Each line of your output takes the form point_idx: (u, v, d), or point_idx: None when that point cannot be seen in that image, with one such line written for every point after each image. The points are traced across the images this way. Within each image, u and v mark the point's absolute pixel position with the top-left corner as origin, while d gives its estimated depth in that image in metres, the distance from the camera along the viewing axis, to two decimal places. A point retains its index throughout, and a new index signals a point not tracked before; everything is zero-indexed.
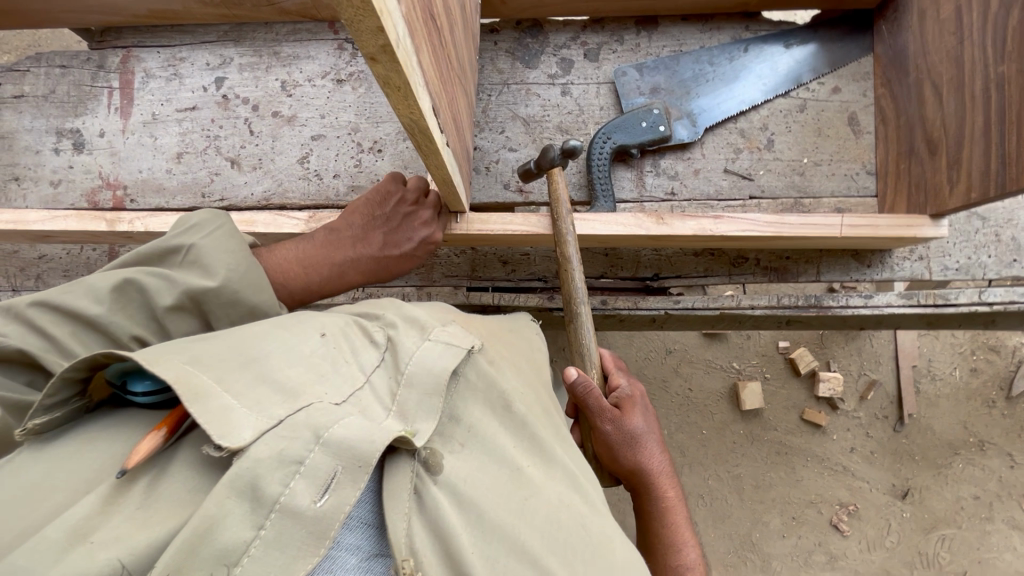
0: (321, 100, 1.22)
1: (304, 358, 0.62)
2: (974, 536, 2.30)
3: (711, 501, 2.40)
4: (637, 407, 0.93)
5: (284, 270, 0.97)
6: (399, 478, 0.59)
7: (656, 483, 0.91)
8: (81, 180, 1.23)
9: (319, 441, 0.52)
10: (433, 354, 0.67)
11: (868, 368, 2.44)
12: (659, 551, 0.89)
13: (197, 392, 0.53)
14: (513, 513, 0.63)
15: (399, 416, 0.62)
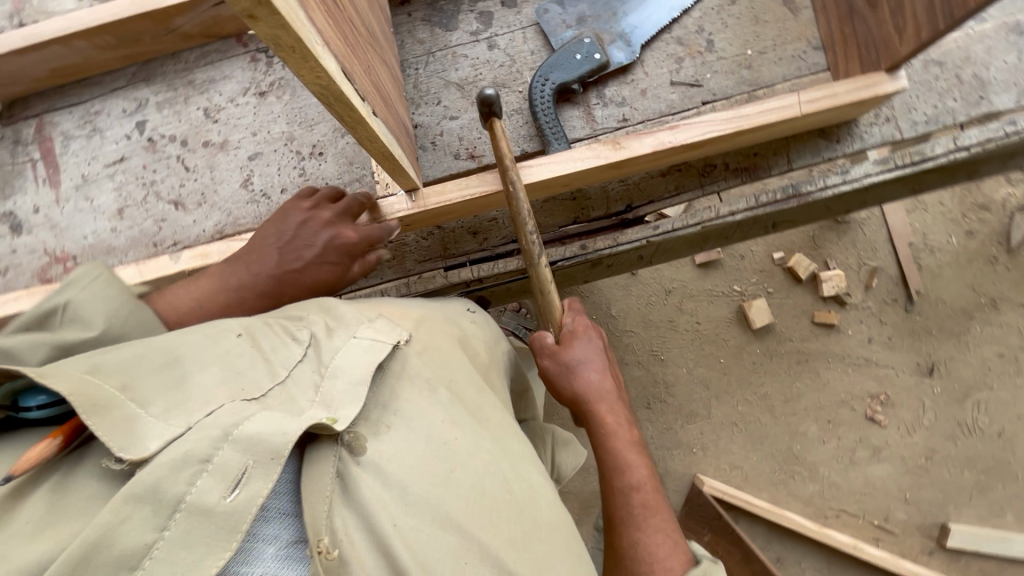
0: (249, 117, 1.18)
1: (217, 360, 0.66)
2: (1007, 393, 2.33)
3: (746, 426, 2.39)
4: (578, 338, 0.95)
5: (177, 304, 0.85)
6: (319, 466, 0.61)
7: (601, 411, 0.92)
8: (28, 261, 1.18)
9: (227, 437, 0.55)
10: (356, 349, 0.72)
11: (867, 257, 2.42)
12: (604, 475, 0.89)
13: (94, 404, 0.55)
14: (438, 479, 0.65)
15: (323, 406, 0.65)
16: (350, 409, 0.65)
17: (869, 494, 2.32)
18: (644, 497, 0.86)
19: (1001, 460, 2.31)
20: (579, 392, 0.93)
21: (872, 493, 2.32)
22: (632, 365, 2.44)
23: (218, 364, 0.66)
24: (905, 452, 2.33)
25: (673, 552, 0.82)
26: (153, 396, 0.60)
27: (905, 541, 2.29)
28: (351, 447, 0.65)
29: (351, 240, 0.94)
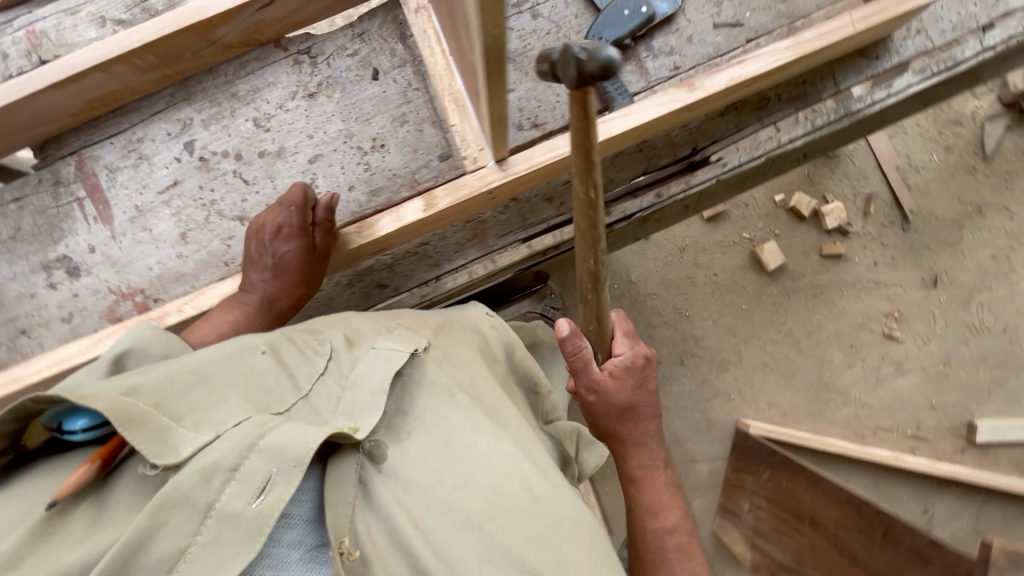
0: (302, 121, 1.16)
1: (243, 376, 0.80)
2: (1004, 290, 2.47)
3: (777, 364, 2.43)
4: (633, 381, 1.04)
5: (198, 330, 1.00)
6: (342, 475, 0.76)
7: (641, 451, 1.10)
8: (93, 303, 1.13)
9: (251, 454, 0.69)
10: (376, 360, 0.89)
11: (860, 185, 2.51)
12: (643, 513, 1.10)
13: (130, 419, 0.67)
14: (448, 469, 0.82)
15: (347, 417, 0.81)
16: (370, 419, 0.81)
17: (898, 407, 2.43)
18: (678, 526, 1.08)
19: (1009, 352, 2.46)
20: (625, 431, 1.08)
21: (901, 406, 2.43)
22: (659, 326, 2.43)
23: (246, 377, 0.80)
24: (924, 361, 2.45)
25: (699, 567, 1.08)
26: (185, 413, 0.72)
27: (937, 445, 2.41)
28: (371, 454, 0.81)
29: (279, 222, 1.02)
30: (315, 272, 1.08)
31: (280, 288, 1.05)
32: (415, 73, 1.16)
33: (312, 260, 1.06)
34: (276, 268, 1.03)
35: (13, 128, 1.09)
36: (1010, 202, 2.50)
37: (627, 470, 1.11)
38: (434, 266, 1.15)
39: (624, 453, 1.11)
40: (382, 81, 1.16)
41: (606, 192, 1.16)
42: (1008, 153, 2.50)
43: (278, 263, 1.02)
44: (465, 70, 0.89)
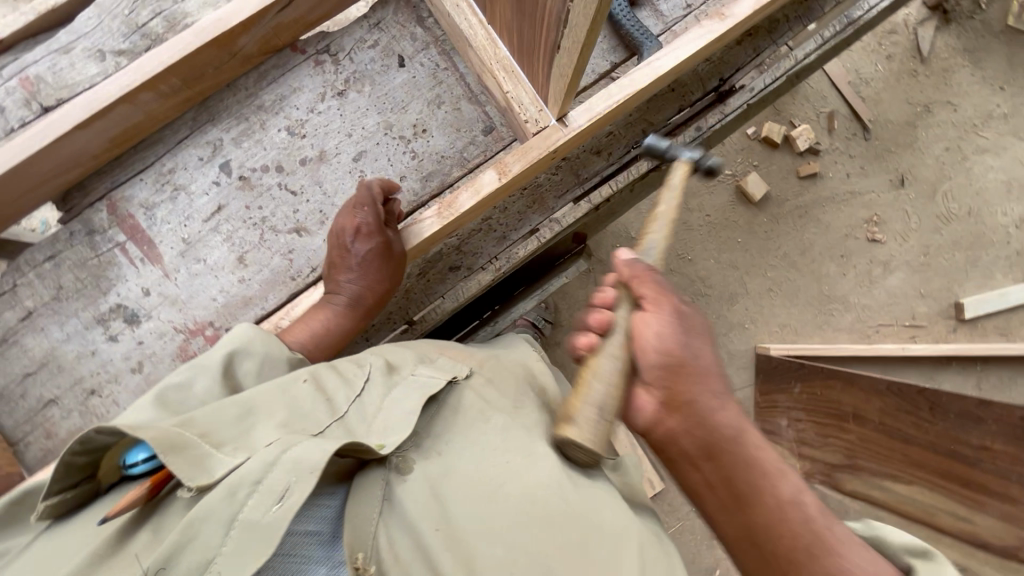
0: (337, 121, 1.14)
1: (287, 403, 0.81)
2: (964, 178, 2.50)
3: (781, 288, 2.46)
4: (689, 329, 0.83)
5: (294, 331, 1.03)
6: (368, 491, 0.76)
7: (723, 440, 0.80)
8: (162, 346, 1.08)
9: (267, 473, 0.67)
10: (408, 386, 0.86)
11: (820, 105, 2.53)
12: (773, 523, 0.77)
13: (176, 445, 0.69)
14: (482, 475, 0.80)
15: (379, 432, 0.80)
16: (397, 436, 0.79)
17: (894, 303, 2.44)
18: (811, 533, 0.75)
19: (980, 235, 2.48)
20: (693, 409, 0.81)
21: (895, 301, 2.44)
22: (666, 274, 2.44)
23: (287, 406, 0.80)
24: (908, 256, 2.46)
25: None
26: (227, 439, 0.73)
27: (933, 328, 2.42)
28: (398, 469, 0.79)
29: (357, 222, 1.01)
30: (395, 270, 1.07)
31: (365, 286, 1.05)
32: (440, 53, 1.16)
33: (392, 255, 1.05)
34: (359, 265, 1.03)
35: (35, 182, 1.01)
36: (951, 96, 2.53)
37: (708, 475, 0.81)
38: (501, 239, 1.15)
39: (701, 447, 0.81)
40: (409, 67, 1.15)
41: (649, 134, 1.19)
42: (942, 54, 2.55)
43: (359, 261, 1.02)
44: (519, 31, 0.89)
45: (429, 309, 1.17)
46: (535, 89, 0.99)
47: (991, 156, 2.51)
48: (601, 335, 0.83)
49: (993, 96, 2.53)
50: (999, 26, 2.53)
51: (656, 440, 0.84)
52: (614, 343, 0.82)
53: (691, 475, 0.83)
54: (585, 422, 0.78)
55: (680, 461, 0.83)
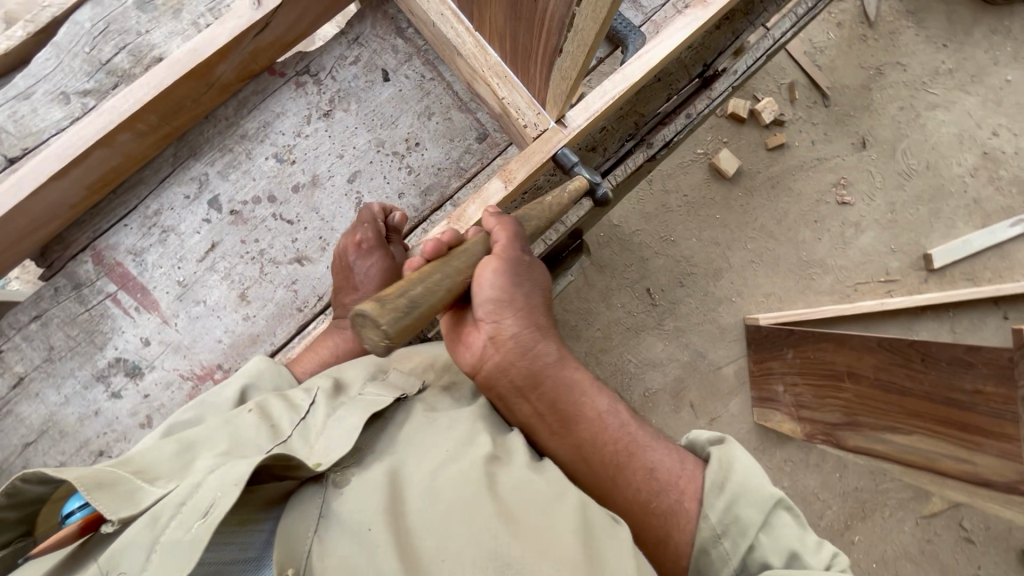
0: (326, 143, 1.10)
1: (230, 435, 0.83)
2: (920, 134, 2.60)
3: (762, 258, 2.53)
4: (525, 276, 0.82)
5: (303, 360, 1.01)
6: (305, 509, 0.74)
7: (548, 367, 0.82)
8: (169, 397, 1.03)
9: (191, 497, 0.70)
10: (355, 400, 0.85)
11: (780, 77, 2.59)
12: (591, 435, 0.81)
13: (109, 480, 0.73)
14: (422, 472, 0.76)
15: (319, 446, 0.79)
16: (337, 451, 0.77)
17: (868, 261, 2.53)
18: (627, 438, 0.82)
19: (941, 187, 2.58)
20: (516, 341, 0.81)
21: (869, 259, 2.53)
22: (651, 257, 2.48)
23: (231, 437, 0.82)
24: (876, 215, 2.56)
25: (687, 474, 0.79)
26: (163, 475, 0.76)
27: (908, 281, 2.51)
28: (335, 484, 0.76)
29: (358, 239, 1.00)
30: (399, 284, 1.04)
31: (374, 304, 1.01)
32: (424, 63, 1.13)
33: (397, 269, 1.03)
34: (365, 282, 0.99)
35: (11, 241, 0.94)
36: (901, 56, 2.63)
37: (536, 405, 0.83)
38: None
39: (528, 377, 0.82)
40: (394, 80, 1.12)
41: (641, 126, 1.19)
42: (887, 17, 2.64)
43: (366, 279, 0.99)
44: (511, 32, 0.87)
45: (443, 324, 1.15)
46: (531, 92, 0.98)
47: (944, 111, 2.62)
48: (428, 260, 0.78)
49: (938, 54, 2.63)
50: None
51: (486, 379, 0.83)
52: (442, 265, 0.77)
53: (521, 409, 0.84)
54: (391, 304, 0.67)
55: (509, 397, 0.84)
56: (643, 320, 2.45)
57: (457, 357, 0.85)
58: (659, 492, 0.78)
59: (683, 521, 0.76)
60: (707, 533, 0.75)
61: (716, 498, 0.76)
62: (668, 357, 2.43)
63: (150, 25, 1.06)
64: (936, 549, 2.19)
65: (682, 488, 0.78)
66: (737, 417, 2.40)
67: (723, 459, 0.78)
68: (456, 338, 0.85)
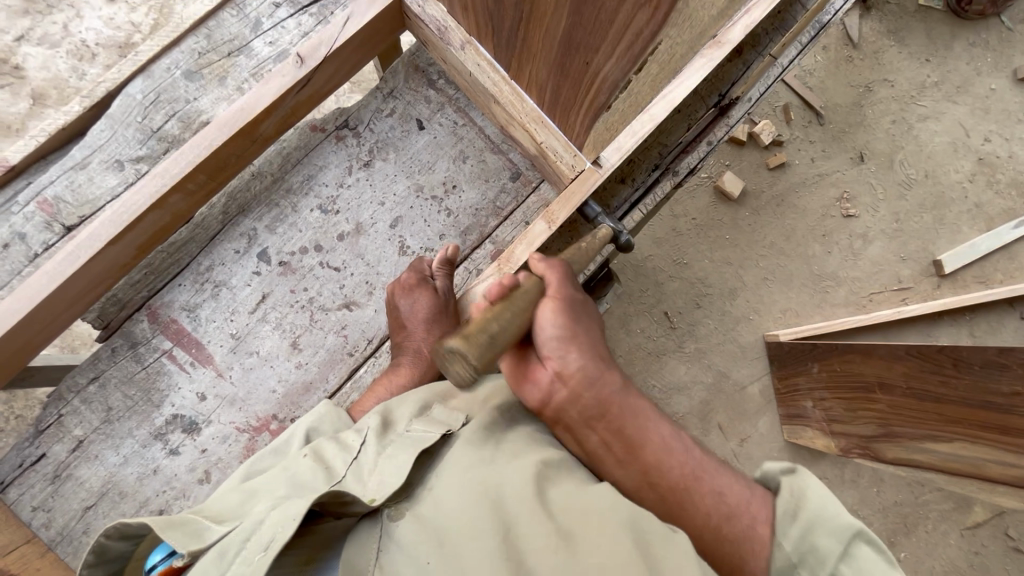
0: (367, 192, 1.14)
1: (290, 477, 0.82)
2: (915, 145, 2.68)
3: (775, 275, 2.56)
4: (580, 307, 0.85)
5: (362, 401, 1.01)
6: (364, 542, 0.74)
7: (613, 395, 0.82)
8: (226, 450, 1.04)
9: (253, 533, 0.71)
10: (404, 435, 0.84)
11: (774, 100, 2.70)
12: (663, 466, 0.80)
13: (177, 523, 0.75)
14: (466, 494, 0.74)
15: (371, 481, 0.78)
16: (390, 485, 0.76)
17: (880, 271, 2.56)
18: (693, 464, 0.81)
19: (942, 194, 2.64)
20: (583, 372, 0.81)
21: (881, 268, 2.56)
22: (666, 281, 2.52)
23: (290, 479, 0.82)
24: (882, 225, 2.60)
25: (758, 501, 0.77)
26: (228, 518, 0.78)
27: (920, 288, 2.54)
28: (391, 518, 0.75)
29: (402, 280, 1.05)
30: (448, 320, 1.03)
31: (425, 339, 1.03)
32: (456, 111, 1.18)
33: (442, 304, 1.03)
34: (417, 317, 1.03)
35: (66, 304, 0.96)
36: (887, 73, 2.74)
37: (604, 434, 0.81)
38: None
39: (595, 407, 0.81)
40: (428, 128, 1.17)
41: (664, 156, 1.24)
42: (870, 38, 2.76)
43: (415, 314, 1.02)
44: (557, 88, 0.90)
45: None
46: (568, 135, 1.01)
47: (936, 121, 2.70)
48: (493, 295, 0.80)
49: (922, 69, 2.74)
50: (913, 7, 2.78)
51: (553, 412, 0.82)
52: (509, 298, 0.78)
53: (589, 440, 0.82)
54: (469, 334, 0.72)
55: (577, 428, 0.82)
56: (663, 343, 2.48)
57: (521, 394, 0.84)
58: (730, 519, 0.75)
59: (759, 551, 0.73)
60: (782, 563, 0.73)
61: (791, 526, 0.73)
62: (693, 380, 2.45)
63: (198, 93, 1.11)
64: (987, 562, 2.12)
65: (755, 514, 0.76)
66: (766, 437, 2.39)
67: (795, 489, 0.75)
68: (519, 374, 0.84)
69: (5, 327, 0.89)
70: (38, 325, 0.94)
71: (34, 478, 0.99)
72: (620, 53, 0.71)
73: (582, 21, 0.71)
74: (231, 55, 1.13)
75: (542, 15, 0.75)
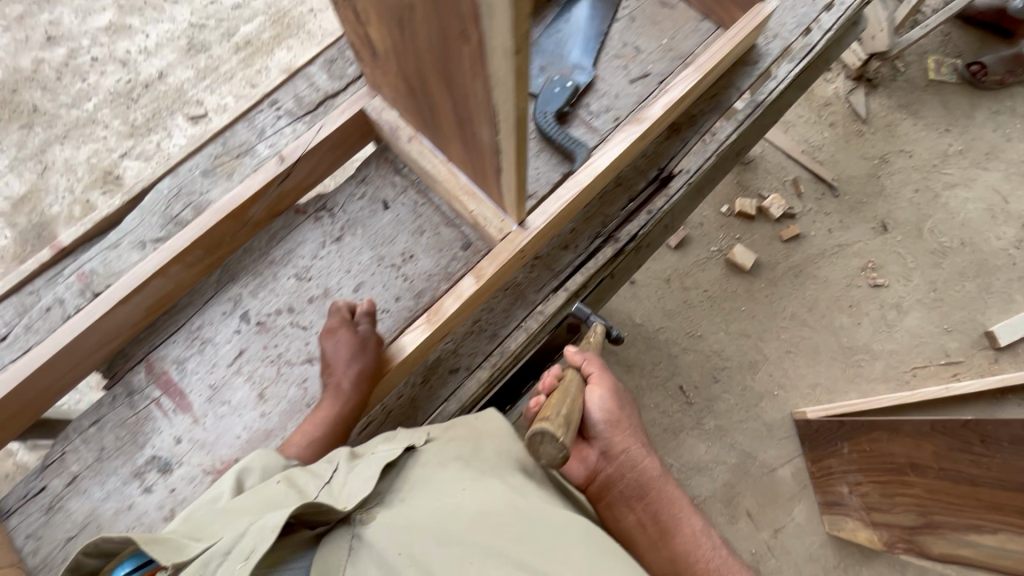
0: (337, 262, 1.32)
1: (261, 498, 0.96)
2: (945, 212, 2.83)
3: (799, 347, 2.69)
4: (629, 413, 1.27)
5: (298, 433, 1.14)
6: (338, 545, 0.96)
7: (652, 487, 1.26)
8: (192, 491, 1.15)
9: (233, 547, 0.86)
10: (369, 462, 1.03)
11: (783, 175, 2.92)
12: (684, 547, 1.24)
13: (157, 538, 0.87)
14: (440, 507, 0.97)
15: (340, 495, 0.98)
16: (357, 496, 0.97)
17: (921, 343, 2.65)
18: (713, 556, 1.25)
19: (980, 261, 2.75)
20: (632, 467, 1.25)
21: (922, 341, 2.66)
22: (680, 354, 2.70)
23: (263, 498, 0.96)
24: (917, 295, 2.72)
25: None
26: (204, 533, 0.91)
27: (974, 363, 2.61)
28: (362, 522, 0.97)
29: (329, 325, 1.16)
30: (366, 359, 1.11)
31: (345, 377, 1.11)
32: (417, 193, 1.37)
33: (357, 345, 1.10)
34: (337, 358, 1.10)
35: (83, 354, 1.17)
36: (903, 145, 2.94)
37: (642, 516, 1.26)
38: (493, 336, 1.27)
39: (637, 492, 1.25)
40: (393, 208, 1.36)
41: (607, 225, 1.35)
42: (879, 112, 3.00)
43: (335, 354, 1.11)
44: (468, 159, 1.09)
45: (435, 412, 1.24)
46: (494, 202, 1.17)
47: (962, 190, 2.86)
48: (548, 392, 1.22)
49: (942, 138, 2.94)
50: (923, 82, 3.04)
51: (603, 490, 1.27)
52: (565, 391, 1.14)
53: (629, 517, 1.26)
54: (556, 420, 1.04)
55: (619, 507, 1.27)
56: (680, 420, 2.62)
57: (575, 473, 1.27)
58: None
59: None
60: None
61: None
62: (714, 460, 2.55)
63: (209, 187, 1.37)
64: None
65: None
66: (805, 526, 2.46)
67: None
68: (576, 457, 1.28)
69: (31, 370, 1.10)
70: (59, 371, 1.15)
71: (32, 508, 1.15)
72: (485, 124, 0.88)
73: (458, 102, 0.91)
74: (238, 156, 1.40)
75: (441, 106, 0.99)
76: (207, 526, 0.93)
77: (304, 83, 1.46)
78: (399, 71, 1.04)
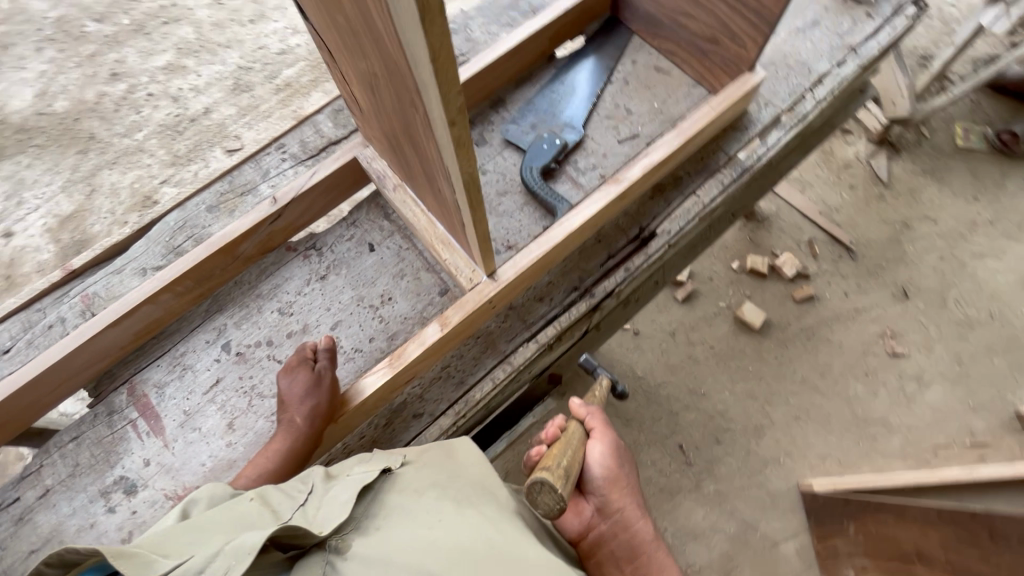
0: (319, 299, 1.37)
1: (234, 517, 0.97)
2: (971, 282, 2.71)
3: (809, 413, 2.57)
4: (629, 471, 1.25)
5: (250, 466, 1.17)
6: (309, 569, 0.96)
7: (644, 550, 1.22)
8: (152, 514, 1.18)
9: (208, 565, 0.87)
10: (343, 486, 1.03)
11: (798, 235, 2.87)
12: None
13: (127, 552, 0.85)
14: (415, 538, 0.96)
15: (315, 517, 0.98)
16: (332, 520, 0.97)
17: (944, 420, 2.50)
18: None
19: (1010, 336, 2.60)
20: (625, 527, 1.22)
21: (944, 417, 2.50)
22: (681, 411, 2.61)
23: (236, 517, 0.97)
24: (940, 367, 2.58)
25: None
26: (175, 549, 0.90)
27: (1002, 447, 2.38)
28: (336, 549, 0.97)
29: (290, 364, 1.20)
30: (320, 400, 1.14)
31: (297, 416, 1.14)
32: (402, 238, 1.42)
33: (311, 386, 1.13)
34: (292, 395, 1.13)
35: (72, 372, 1.24)
36: (927, 211, 2.86)
37: None
38: (459, 384, 1.28)
39: (627, 553, 1.22)
40: (378, 250, 1.41)
41: (585, 279, 1.36)
42: (902, 177, 2.94)
43: (290, 392, 1.14)
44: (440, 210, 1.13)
45: None
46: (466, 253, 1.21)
47: (992, 260, 2.74)
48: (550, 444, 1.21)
49: (970, 206, 2.85)
50: (949, 147, 2.97)
51: (595, 546, 1.24)
52: (568, 442, 1.12)
53: None
54: (555, 471, 1.00)
55: (608, 567, 1.23)
56: (678, 481, 2.51)
57: (570, 526, 1.25)
58: None
59: None
60: None
61: None
62: (712, 528, 2.42)
63: (211, 221, 1.46)
64: None
65: None
66: None
67: None
68: (572, 510, 1.25)
69: (22, 383, 1.18)
70: (48, 387, 1.23)
71: (4, 517, 1.20)
72: (446, 183, 0.93)
73: (424, 161, 0.96)
74: (242, 195, 1.49)
75: (415, 163, 1.05)
76: (176, 542, 0.92)
77: (310, 129, 1.55)
78: (381, 128, 1.11)
